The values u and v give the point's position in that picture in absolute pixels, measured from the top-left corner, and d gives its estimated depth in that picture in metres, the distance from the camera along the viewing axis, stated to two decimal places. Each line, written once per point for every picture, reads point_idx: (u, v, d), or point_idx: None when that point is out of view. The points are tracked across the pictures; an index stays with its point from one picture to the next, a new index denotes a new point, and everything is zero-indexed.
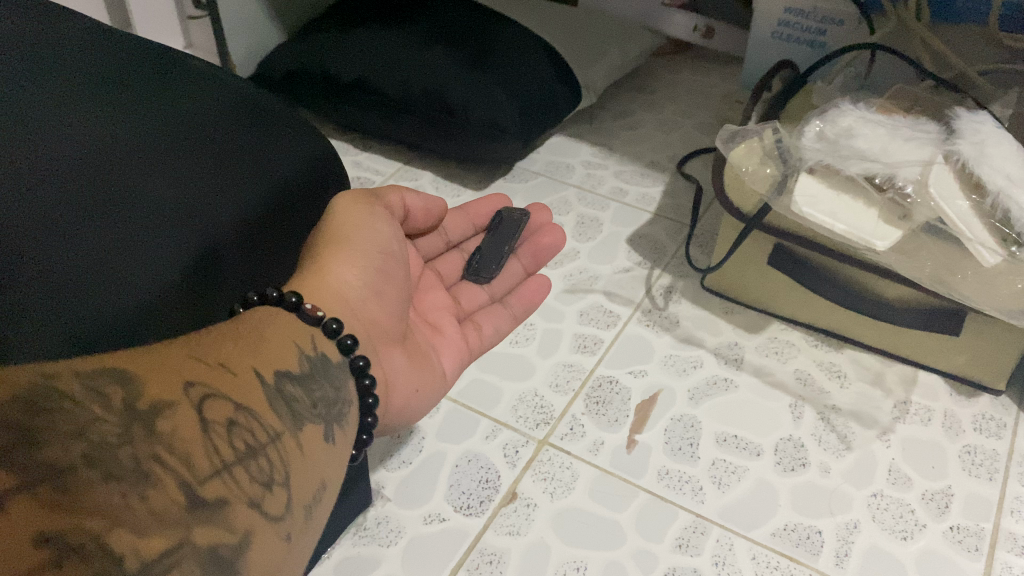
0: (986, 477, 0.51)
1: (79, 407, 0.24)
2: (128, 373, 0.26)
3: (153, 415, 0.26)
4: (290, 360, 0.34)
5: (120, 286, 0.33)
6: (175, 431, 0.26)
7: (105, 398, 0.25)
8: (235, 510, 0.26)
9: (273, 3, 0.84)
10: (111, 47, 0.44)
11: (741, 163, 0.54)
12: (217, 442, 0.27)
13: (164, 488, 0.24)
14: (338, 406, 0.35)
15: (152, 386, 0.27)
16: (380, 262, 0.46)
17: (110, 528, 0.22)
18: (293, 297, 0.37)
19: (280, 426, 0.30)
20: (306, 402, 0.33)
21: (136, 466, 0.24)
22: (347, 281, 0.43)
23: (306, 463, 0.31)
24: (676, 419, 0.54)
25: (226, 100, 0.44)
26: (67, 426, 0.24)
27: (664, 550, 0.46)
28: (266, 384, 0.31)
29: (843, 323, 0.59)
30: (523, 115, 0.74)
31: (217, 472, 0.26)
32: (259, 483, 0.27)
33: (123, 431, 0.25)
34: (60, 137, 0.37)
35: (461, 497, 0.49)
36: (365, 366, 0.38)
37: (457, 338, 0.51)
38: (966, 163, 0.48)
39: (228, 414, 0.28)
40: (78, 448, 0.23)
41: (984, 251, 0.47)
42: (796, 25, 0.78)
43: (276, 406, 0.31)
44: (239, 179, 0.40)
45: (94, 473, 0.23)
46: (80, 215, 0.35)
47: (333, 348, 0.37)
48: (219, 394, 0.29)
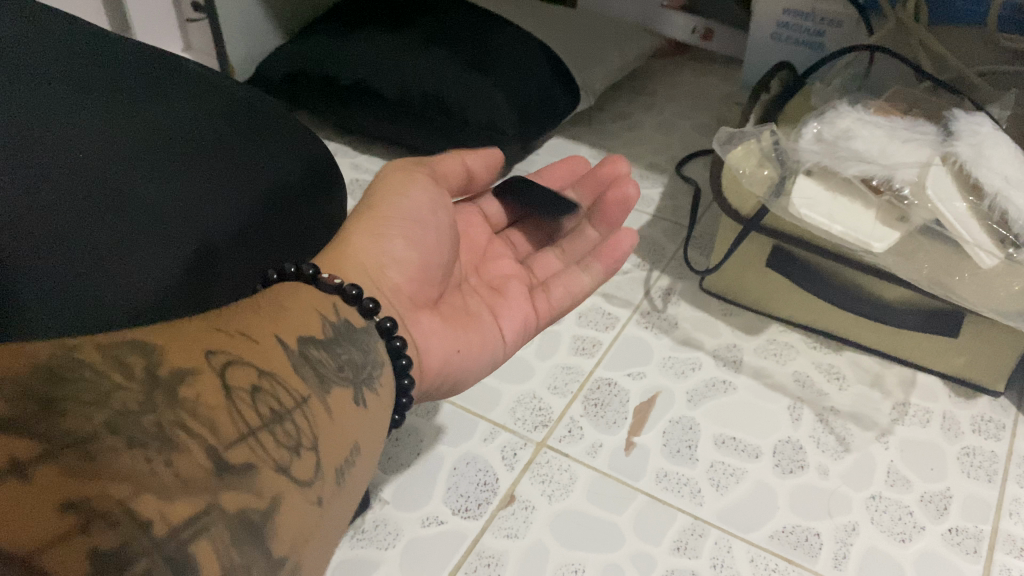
0: (985, 478, 0.51)
1: (99, 375, 0.24)
2: (148, 344, 0.26)
3: (176, 383, 0.25)
4: (313, 326, 0.34)
5: (117, 288, 0.34)
6: (199, 398, 0.25)
7: (125, 367, 0.24)
8: (262, 475, 0.25)
9: (272, 6, 0.84)
10: (110, 53, 0.44)
11: (739, 164, 0.54)
12: (241, 407, 0.26)
13: (189, 454, 0.23)
14: (367, 369, 0.35)
15: (172, 355, 0.26)
16: (412, 229, 0.44)
17: (137, 494, 0.21)
18: (311, 268, 0.37)
19: (307, 390, 0.30)
20: (332, 365, 0.33)
21: (160, 432, 0.23)
22: (391, 246, 0.42)
23: (337, 423, 0.31)
24: (675, 421, 0.54)
25: (225, 106, 0.45)
26: (88, 393, 0.23)
27: (662, 552, 0.46)
28: (290, 350, 0.31)
29: (843, 323, 0.58)
30: (522, 117, 0.74)
31: (242, 437, 0.25)
32: (287, 448, 0.27)
33: (146, 399, 0.24)
34: (56, 142, 0.37)
35: (458, 500, 0.49)
36: (392, 328, 0.38)
37: (522, 301, 0.49)
38: (964, 164, 0.49)
39: (251, 379, 0.28)
40: (101, 415, 0.22)
41: (982, 253, 0.46)
42: (796, 27, 0.78)
43: (302, 370, 0.31)
44: (237, 183, 0.41)
45: (117, 439, 0.22)
46: (77, 219, 0.35)
47: (357, 313, 0.38)
48: (242, 362, 0.28)
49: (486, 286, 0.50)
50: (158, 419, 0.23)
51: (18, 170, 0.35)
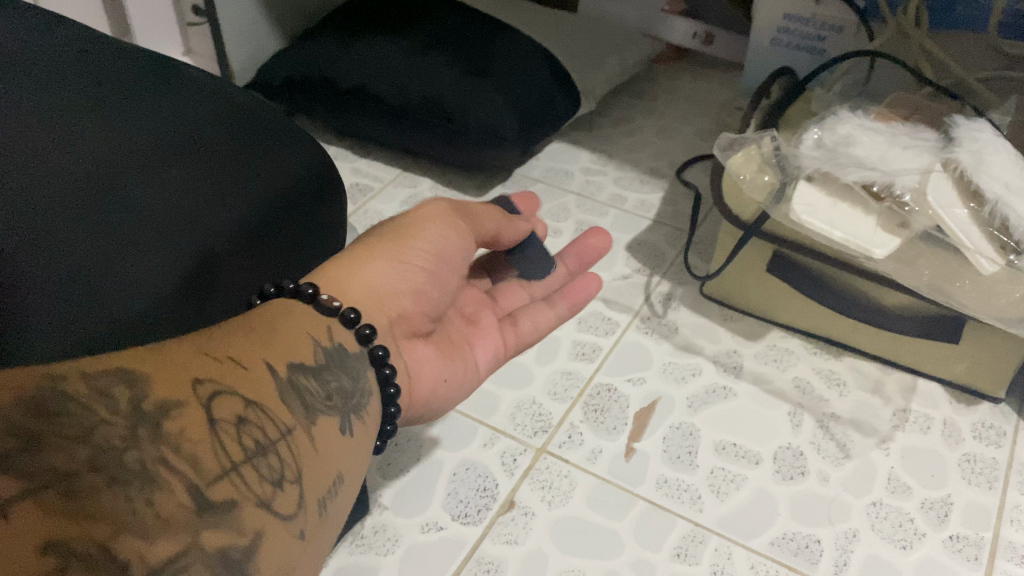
0: (986, 485, 0.51)
1: (84, 410, 0.24)
2: (137, 374, 0.26)
3: (161, 417, 0.26)
4: (305, 352, 0.34)
5: (114, 298, 0.34)
6: (183, 432, 0.26)
7: (111, 400, 0.25)
8: (245, 511, 0.25)
9: (273, 10, 0.84)
10: (110, 56, 0.44)
11: (739, 171, 0.54)
12: (225, 440, 0.27)
13: (170, 491, 0.24)
14: (355, 396, 0.35)
15: (159, 386, 0.26)
16: (426, 265, 0.45)
17: (115, 535, 0.22)
18: (310, 288, 0.38)
19: (293, 421, 0.30)
20: (319, 394, 0.33)
21: (141, 470, 0.24)
22: (389, 275, 0.43)
23: (320, 457, 0.31)
24: (675, 427, 0.54)
25: (224, 112, 0.45)
26: (72, 430, 0.23)
27: (662, 559, 0.46)
28: (279, 376, 0.31)
29: (842, 330, 0.58)
30: (522, 123, 0.74)
31: (226, 472, 0.26)
32: (269, 482, 0.27)
33: (129, 434, 0.24)
34: (54, 153, 0.37)
35: (458, 506, 0.49)
36: (384, 356, 0.38)
37: (493, 331, 0.50)
38: (965, 171, 0.48)
39: (238, 410, 0.28)
40: (83, 452, 0.23)
41: (983, 260, 0.46)
42: (796, 32, 0.78)
43: (289, 399, 0.31)
44: (234, 191, 0.41)
45: (99, 478, 0.23)
46: (75, 231, 0.35)
47: (352, 338, 0.38)
48: (230, 391, 0.28)
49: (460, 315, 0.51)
50: (141, 455, 0.24)
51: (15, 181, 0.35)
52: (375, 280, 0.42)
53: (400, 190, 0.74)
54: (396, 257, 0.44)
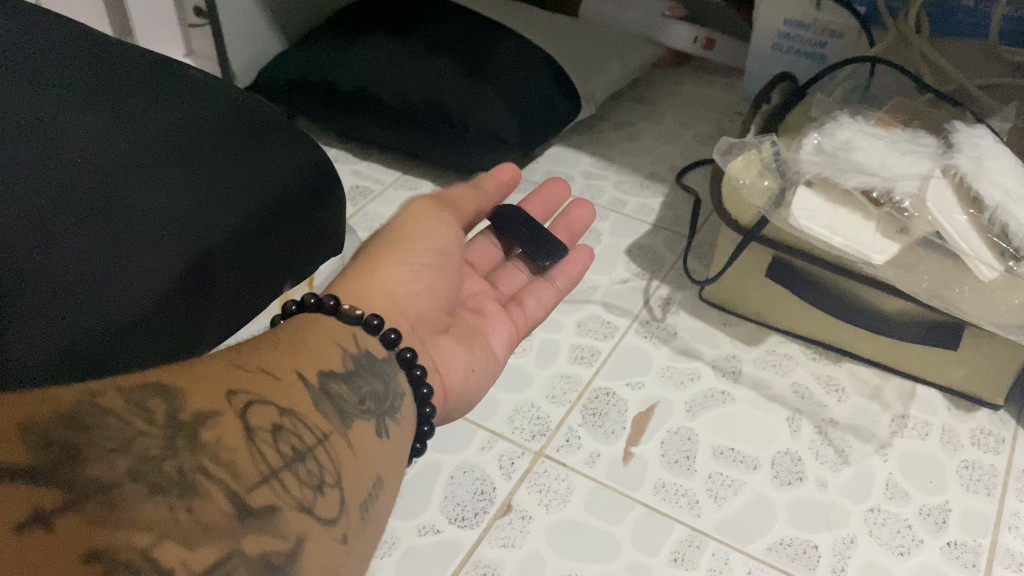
0: (984, 492, 0.51)
1: (121, 422, 0.24)
2: (170, 388, 0.27)
3: (198, 426, 0.26)
4: (334, 360, 0.34)
5: (111, 299, 0.36)
6: (220, 440, 0.26)
7: (147, 412, 0.25)
8: (284, 515, 0.25)
9: (274, 12, 0.84)
10: (109, 54, 0.46)
11: (738, 175, 0.54)
12: (263, 448, 0.27)
13: (211, 498, 0.24)
14: (388, 400, 0.35)
15: (194, 398, 0.27)
16: (435, 260, 0.46)
17: (157, 541, 0.22)
18: (331, 299, 0.38)
19: (327, 427, 0.30)
20: (353, 399, 0.33)
21: (181, 477, 0.24)
22: (397, 277, 0.43)
23: (357, 461, 0.31)
24: (673, 432, 0.54)
25: (222, 112, 0.46)
26: (111, 442, 0.23)
27: (659, 564, 0.46)
28: (311, 386, 0.32)
29: (842, 336, 0.58)
30: (524, 126, 0.74)
31: (265, 478, 0.26)
32: (309, 487, 0.27)
33: (167, 444, 0.25)
34: (50, 153, 0.39)
35: (455, 509, 0.49)
36: (413, 357, 0.38)
37: (503, 317, 0.50)
38: (965, 177, 0.49)
39: (273, 419, 0.29)
40: (124, 462, 0.23)
41: (983, 266, 0.46)
42: (797, 38, 0.79)
43: (322, 406, 0.31)
44: (231, 194, 0.42)
45: (138, 486, 0.23)
46: (72, 229, 0.37)
47: (377, 343, 0.37)
48: (262, 402, 0.29)
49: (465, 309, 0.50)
50: (181, 464, 0.24)
51: (12, 183, 0.37)
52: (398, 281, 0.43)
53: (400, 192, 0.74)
54: (412, 255, 0.45)
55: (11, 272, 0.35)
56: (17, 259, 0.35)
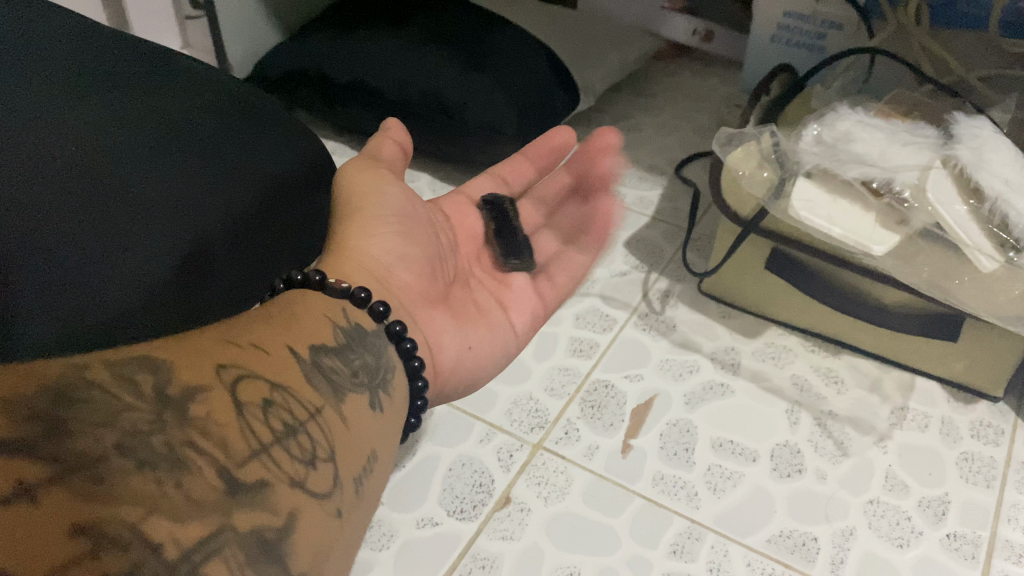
0: (984, 484, 0.50)
1: (108, 395, 0.24)
2: (158, 362, 0.26)
3: (186, 401, 0.26)
4: (325, 334, 0.34)
5: (113, 284, 0.37)
6: (209, 415, 0.26)
7: (135, 386, 0.25)
8: (276, 492, 0.25)
9: (272, 4, 0.84)
10: (103, 39, 0.46)
11: (737, 166, 0.53)
12: (253, 423, 0.27)
13: (201, 474, 0.24)
14: (381, 373, 0.36)
15: (183, 372, 0.27)
16: (397, 226, 0.44)
17: (145, 517, 0.21)
18: (317, 274, 0.38)
19: (320, 401, 0.30)
20: (346, 372, 0.33)
21: (169, 453, 0.23)
22: (373, 251, 0.42)
23: (350, 437, 0.31)
24: (673, 424, 0.54)
25: (218, 100, 0.47)
26: (97, 416, 0.23)
27: (658, 556, 0.46)
28: (302, 359, 0.31)
29: (840, 327, 0.58)
30: (522, 118, 0.74)
31: (255, 454, 0.26)
32: (301, 462, 0.27)
33: (155, 418, 0.24)
34: (49, 134, 0.39)
35: (454, 501, 0.48)
36: (402, 330, 0.38)
37: (528, 292, 0.51)
38: (964, 167, 0.48)
39: (263, 394, 0.28)
40: (111, 436, 0.23)
41: (983, 258, 0.46)
42: (796, 29, 0.78)
43: (314, 379, 0.31)
44: (232, 182, 0.43)
45: (126, 461, 0.22)
46: (74, 214, 0.37)
47: (366, 317, 0.38)
48: (252, 376, 0.28)
49: (491, 278, 0.51)
50: (168, 439, 0.24)
51: (13, 164, 0.37)
52: (376, 253, 0.42)
53: None
54: (379, 225, 0.43)
55: (14, 255, 0.35)
56: (20, 242, 0.35)
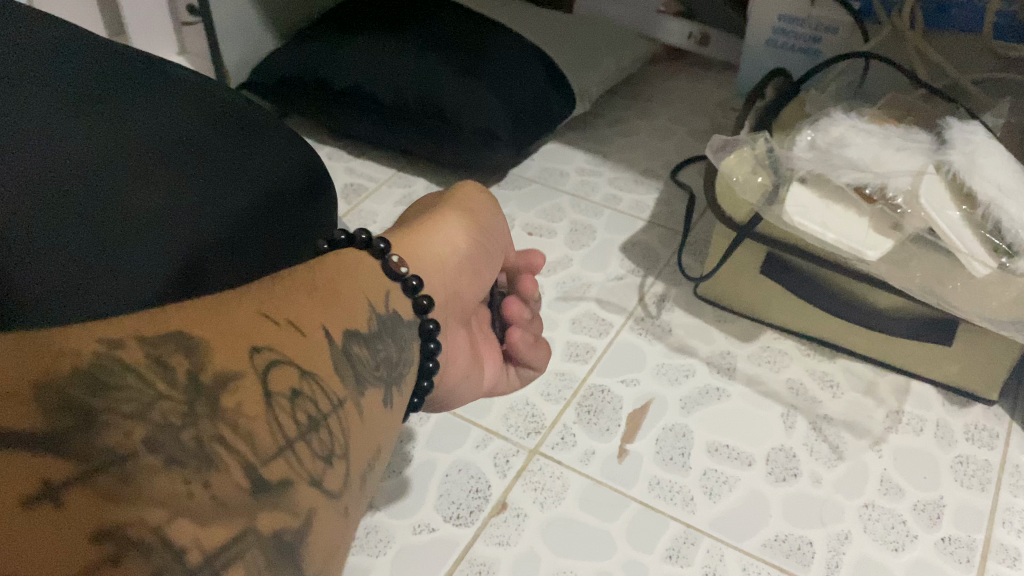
0: (978, 487, 0.51)
1: (142, 382, 0.23)
2: (194, 342, 0.25)
3: (219, 390, 0.25)
4: (360, 318, 0.33)
5: (111, 300, 0.37)
6: (240, 407, 0.25)
7: (167, 371, 0.24)
8: (297, 492, 0.25)
9: (268, 9, 0.84)
10: (100, 51, 0.46)
11: (732, 172, 0.54)
12: (281, 416, 0.26)
13: (228, 473, 0.23)
14: (400, 367, 0.35)
15: (218, 356, 0.26)
16: (475, 251, 0.45)
17: (170, 520, 0.21)
18: (382, 244, 0.38)
19: (343, 393, 0.30)
20: (370, 363, 0.32)
21: (198, 449, 0.23)
22: (441, 248, 0.43)
23: (365, 429, 0.30)
24: (668, 429, 0.54)
25: (215, 111, 0.47)
26: (129, 406, 0.23)
27: (654, 560, 0.46)
28: (334, 345, 0.30)
29: (836, 331, 0.58)
30: (516, 123, 0.74)
31: (280, 451, 0.25)
32: (320, 458, 0.27)
33: (187, 409, 0.24)
34: (48, 150, 0.39)
35: (450, 507, 0.49)
36: (433, 330, 0.38)
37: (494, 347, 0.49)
38: (957, 173, 0.49)
39: (293, 382, 0.27)
40: (141, 431, 0.22)
41: (976, 263, 0.46)
42: (791, 33, 0.78)
43: (342, 369, 0.30)
44: (225, 191, 0.44)
45: (155, 458, 0.22)
46: (71, 230, 0.38)
47: (408, 306, 0.37)
48: (286, 360, 0.27)
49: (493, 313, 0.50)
50: (198, 433, 0.23)
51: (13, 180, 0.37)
52: (444, 251, 0.43)
53: (393, 190, 0.74)
54: (466, 234, 0.45)
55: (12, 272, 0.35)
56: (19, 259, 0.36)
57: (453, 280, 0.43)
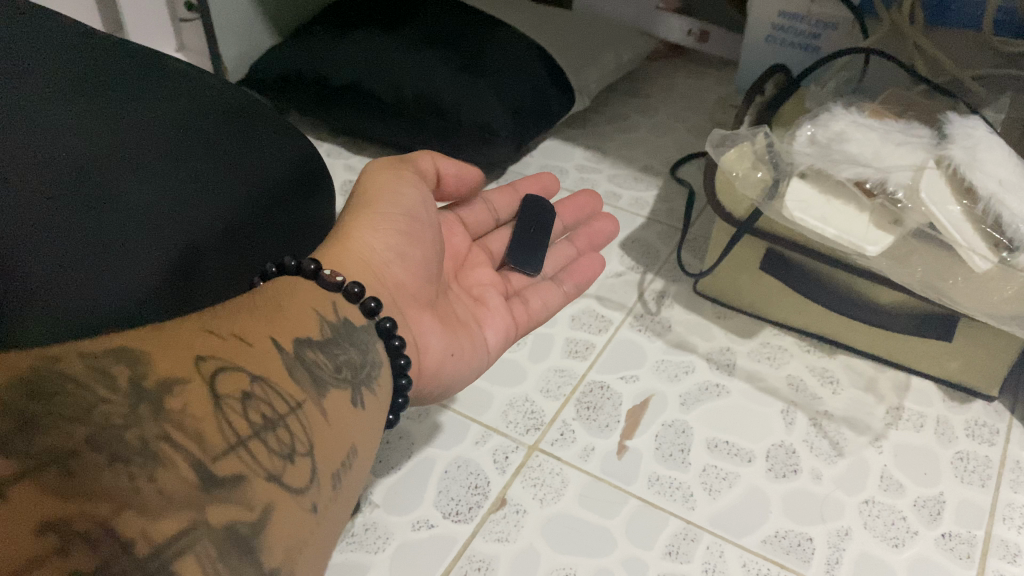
0: (978, 484, 0.51)
1: (83, 389, 0.24)
2: (136, 355, 0.27)
3: (163, 393, 0.26)
4: (311, 326, 0.34)
5: (108, 289, 0.37)
6: (185, 407, 0.26)
7: (109, 378, 0.25)
8: (252, 485, 0.25)
9: (266, 7, 0.84)
10: (98, 44, 0.46)
11: (731, 168, 0.53)
12: (230, 415, 0.27)
13: (175, 469, 0.24)
14: (365, 369, 0.36)
15: (161, 364, 0.27)
16: (403, 225, 0.45)
17: (118, 511, 0.22)
18: (314, 262, 0.38)
19: (301, 395, 0.30)
20: (329, 367, 0.33)
21: (143, 447, 0.24)
22: (372, 245, 0.43)
23: (330, 430, 0.31)
24: (668, 425, 0.54)
25: (211, 105, 0.47)
26: (71, 410, 0.24)
27: (654, 557, 0.46)
28: (285, 353, 0.32)
29: (836, 328, 0.58)
30: (515, 119, 0.73)
31: (232, 447, 0.26)
32: (278, 456, 0.27)
33: (129, 411, 0.24)
34: (46, 141, 0.39)
35: (449, 504, 0.48)
36: (391, 328, 0.38)
37: (502, 311, 0.50)
38: (958, 168, 0.48)
39: (243, 385, 0.28)
40: (82, 431, 0.23)
41: (976, 257, 0.46)
42: (791, 29, 0.78)
43: (296, 373, 0.31)
44: (223, 181, 0.44)
45: (99, 456, 0.23)
46: (69, 219, 0.38)
47: (358, 312, 0.38)
48: (232, 366, 0.29)
49: (467, 295, 0.51)
50: (142, 432, 0.24)
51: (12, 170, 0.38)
52: (375, 246, 0.43)
53: None
54: (394, 224, 0.44)
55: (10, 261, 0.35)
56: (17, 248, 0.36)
57: (413, 256, 0.45)
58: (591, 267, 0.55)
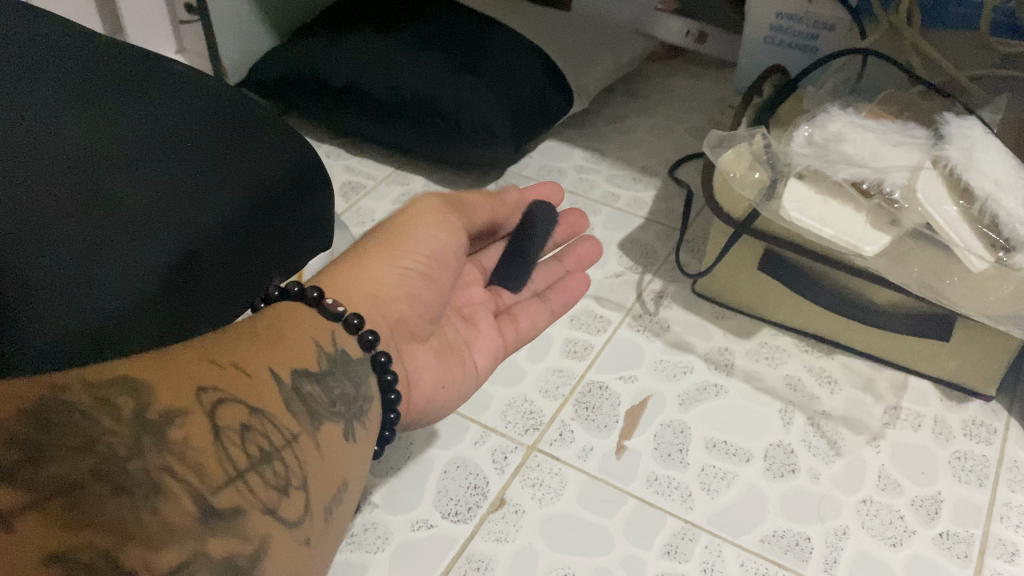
0: (976, 483, 0.51)
1: (88, 417, 0.25)
2: (140, 384, 0.27)
3: (165, 425, 0.26)
4: (309, 359, 0.35)
5: (106, 293, 0.37)
6: (187, 440, 0.26)
7: (115, 408, 0.25)
8: (250, 518, 0.26)
9: (265, 9, 0.84)
10: (99, 46, 0.47)
11: (729, 168, 0.54)
12: (230, 448, 0.27)
13: (176, 502, 0.24)
14: (359, 402, 0.36)
15: (164, 396, 0.27)
16: (419, 264, 0.45)
17: (121, 543, 0.22)
18: (314, 291, 0.39)
19: (298, 428, 0.31)
20: (325, 401, 0.33)
21: (146, 479, 0.24)
22: (382, 279, 0.43)
23: (325, 463, 0.31)
24: (667, 425, 0.54)
25: (211, 107, 0.47)
26: (77, 439, 0.24)
27: (653, 556, 0.46)
28: (283, 385, 0.32)
29: (834, 327, 0.59)
30: (514, 121, 0.74)
31: (231, 480, 0.26)
32: (274, 489, 0.28)
33: (133, 442, 0.25)
34: (46, 145, 0.40)
35: (449, 504, 0.49)
36: (386, 362, 0.39)
37: (493, 335, 0.50)
38: (955, 168, 0.49)
39: (242, 418, 0.29)
40: (88, 461, 0.23)
41: (972, 257, 0.46)
42: (789, 30, 0.79)
43: (294, 406, 0.31)
44: (221, 184, 0.44)
45: (104, 486, 0.23)
46: (68, 223, 0.38)
47: (354, 343, 0.38)
48: (233, 400, 0.29)
49: (461, 316, 0.51)
50: (145, 464, 0.24)
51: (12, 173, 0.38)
52: (385, 280, 0.43)
53: (392, 187, 0.74)
54: (410, 259, 0.45)
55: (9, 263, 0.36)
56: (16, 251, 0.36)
57: (419, 295, 0.45)
58: (576, 287, 0.55)
